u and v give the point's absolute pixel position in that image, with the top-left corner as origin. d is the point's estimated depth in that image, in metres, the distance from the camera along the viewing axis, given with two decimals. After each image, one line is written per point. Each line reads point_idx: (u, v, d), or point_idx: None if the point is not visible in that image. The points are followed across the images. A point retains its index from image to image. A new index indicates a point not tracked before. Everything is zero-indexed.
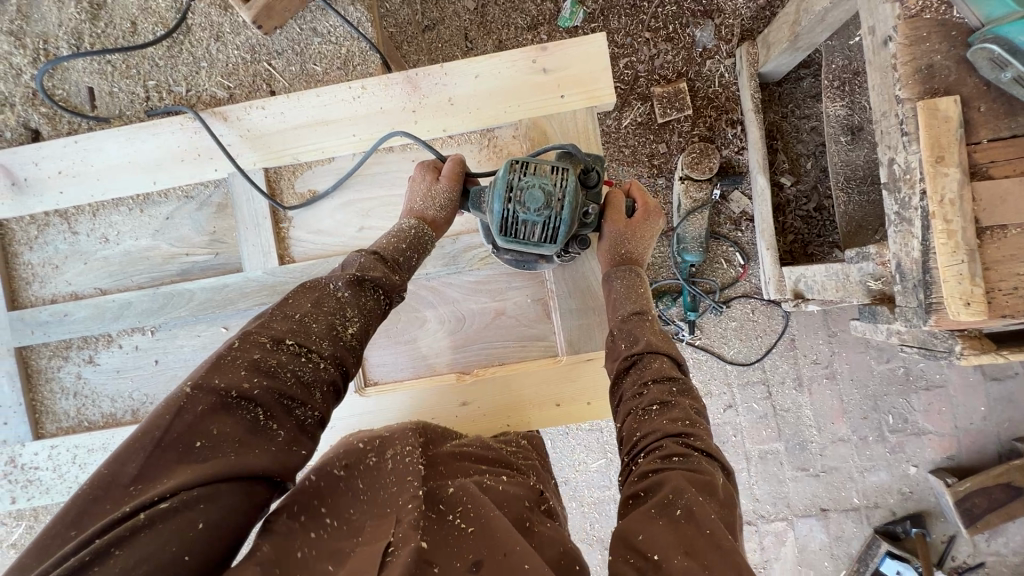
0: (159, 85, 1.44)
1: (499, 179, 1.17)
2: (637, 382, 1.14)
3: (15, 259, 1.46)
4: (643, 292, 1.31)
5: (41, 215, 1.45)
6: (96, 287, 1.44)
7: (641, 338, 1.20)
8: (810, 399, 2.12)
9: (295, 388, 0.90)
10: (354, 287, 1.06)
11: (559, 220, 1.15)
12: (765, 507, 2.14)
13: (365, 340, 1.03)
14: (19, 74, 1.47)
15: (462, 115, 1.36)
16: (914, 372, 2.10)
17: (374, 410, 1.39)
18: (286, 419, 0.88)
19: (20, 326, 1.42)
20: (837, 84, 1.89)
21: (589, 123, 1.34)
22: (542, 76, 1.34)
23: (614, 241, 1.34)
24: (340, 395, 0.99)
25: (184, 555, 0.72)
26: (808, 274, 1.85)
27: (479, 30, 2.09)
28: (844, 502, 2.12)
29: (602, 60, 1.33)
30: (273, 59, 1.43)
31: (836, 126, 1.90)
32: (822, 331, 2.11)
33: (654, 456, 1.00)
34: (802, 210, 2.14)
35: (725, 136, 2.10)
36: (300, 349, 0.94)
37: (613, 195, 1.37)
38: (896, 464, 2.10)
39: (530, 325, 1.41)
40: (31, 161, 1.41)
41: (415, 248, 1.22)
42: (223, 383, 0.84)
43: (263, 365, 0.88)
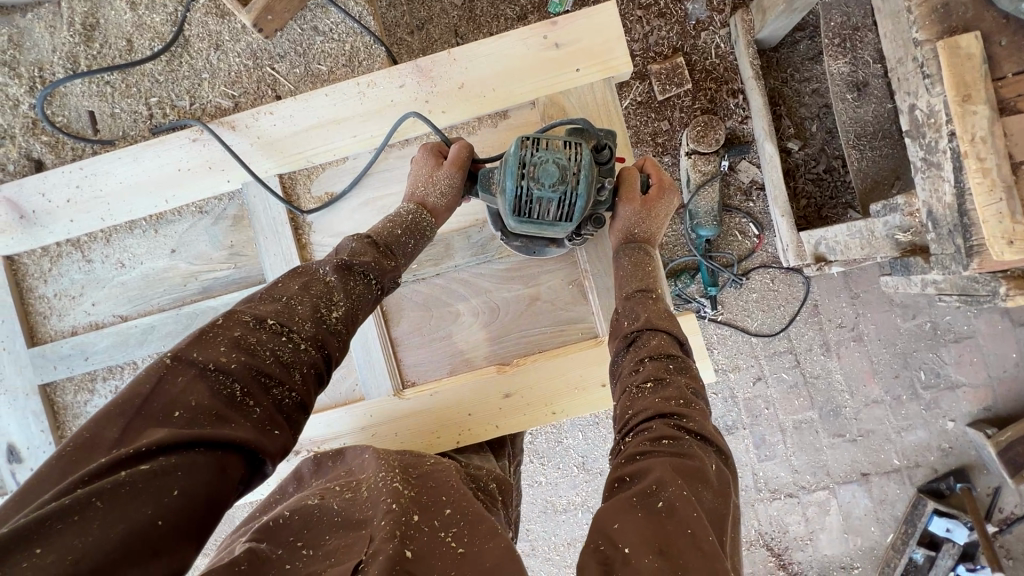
0: (162, 101, 1.41)
1: (510, 156, 1.11)
2: (634, 358, 1.12)
3: (29, 294, 1.41)
4: (650, 272, 1.28)
5: (53, 246, 1.40)
6: (117, 313, 1.40)
7: (641, 314, 1.19)
8: (840, 363, 2.07)
9: (274, 367, 0.89)
10: (342, 271, 1.05)
11: (576, 195, 1.10)
12: (805, 478, 2.09)
13: (350, 324, 1.02)
14: (16, 104, 1.43)
15: (474, 99, 1.32)
16: (942, 326, 2.04)
17: (413, 411, 1.35)
18: (263, 397, 0.86)
19: (42, 362, 1.38)
20: (838, 42, 1.82)
21: (608, 95, 1.31)
22: (555, 51, 1.30)
23: (630, 219, 1.30)
24: (323, 379, 0.97)
25: (156, 520, 0.69)
26: (828, 237, 1.80)
27: (469, 25, 2.00)
28: (885, 465, 2.07)
29: (614, 28, 1.29)
30: (276, 63, 1.39)
31: (841, 83, 1.83)
32: (845, 293, 2.06)
33: (643, 438, 0.98)
34: (813, 172, 2.09)
35: (727, 107, 2.06)
36: (281, 329, 0.93)
37: (627, 171, 1.31)
38: (933, 420, 2.05)
39: (567, 308, 1.36)
40: (39, 192, 1.38)
41: (411, 234, 1.21)
42: (202, 356, 0.85)
43: (243, 343, 0.89)
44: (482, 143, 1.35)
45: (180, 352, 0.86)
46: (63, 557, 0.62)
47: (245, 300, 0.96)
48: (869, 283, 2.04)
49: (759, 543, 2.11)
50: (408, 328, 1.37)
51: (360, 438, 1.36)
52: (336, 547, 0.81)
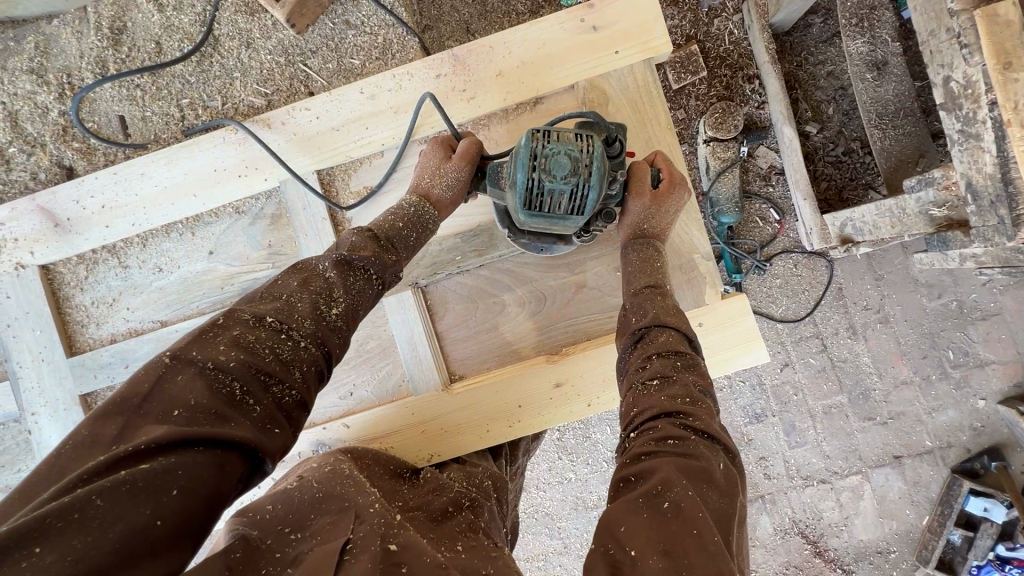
0: (193, 102, 1.39)
1: (520, 148, 1.05)
2: (642, 356, 1.09)
3: (66, 303, 1.39)
4: (659, 267, 1.23)
5: (88, 253, 1.39)
6: (156, 319, 1.38)
7: (648, 309, 1.14)
8: (866, 346, 2.03)
9: (274, 365, 0.85)
10: (342, 267, 1.00)
11: (588, 187, 1.04)
12: (837, 463, 2.04)
13: (350, 320, 0.97)
14: (46, 112, 1.41)
15: (511, 86, 1.30)
16: (968, 304, 2.00)
17: (458, 407, 1.33)
18: (263, 396, 0.83)
19: (82, 371, 1.36)
20: (855, 22, 1.79)
21: (649, 77, 1.29)
22: (593, 34, 1.29)
23: (640, 215, 1.23)
24: (324, 376, 0.94)
25: (156, 520, 0.66)
26: (855, 217, 1.74)
27: (481, 21, 1.88)
28: (917, 447, 2.02)
29: (651, 10, 1.28)
30: (308, 59, 1.38)
31: (860, 63, 1.80)
32: (869, 275, 2.02)
33: (648, 436, 0.95)
34: (832, 155, 2.04)
35: (743, 93, 2.02)
36: (280, 326, 0.89)
37: (636, 166, 1.23)
38: (964, 399, 2.01)
39: (613, 294, 1.34)
40: (73, 200, 1.36)
41: (414, 227, 1.16)
42: (202, 354, 0.82)
43: (244, 341, 0.85)
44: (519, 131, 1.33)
45: (180, 350, 0.83)
46: (63, 558, 0.60)
47: (245, 298, 0.92)
48: (893, 264, 2.00)
49: (793, 532, 2.06)
50: (454, 321, 1.35)
51: (413, 436, 1.33)
52: (319, 530, 0.82)
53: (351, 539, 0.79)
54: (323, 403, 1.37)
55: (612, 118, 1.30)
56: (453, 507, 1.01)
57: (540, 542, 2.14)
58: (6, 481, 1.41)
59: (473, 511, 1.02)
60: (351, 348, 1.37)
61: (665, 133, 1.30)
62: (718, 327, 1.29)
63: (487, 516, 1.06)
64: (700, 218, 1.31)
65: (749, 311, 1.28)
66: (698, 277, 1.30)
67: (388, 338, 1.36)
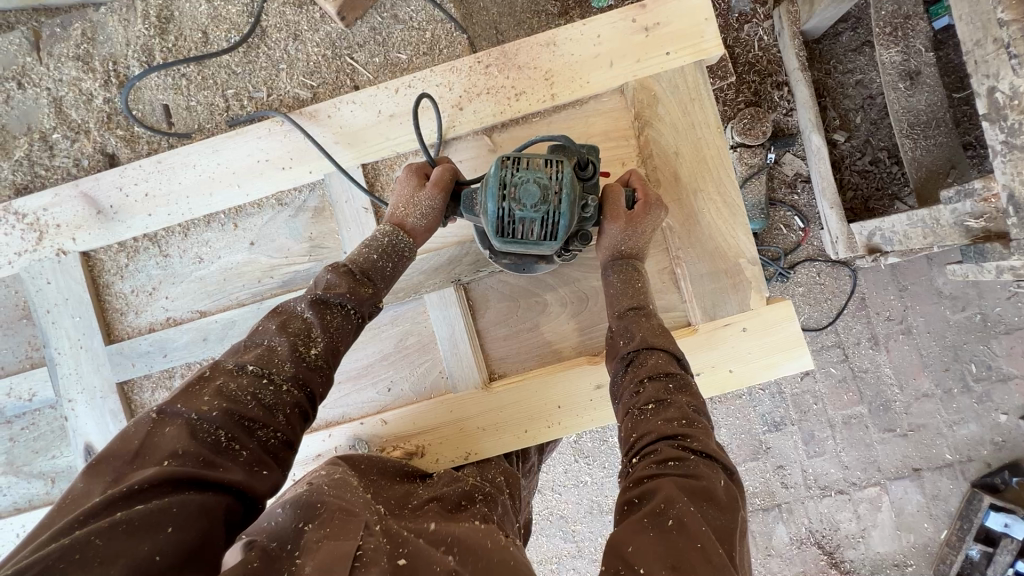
0: (239, 92, 1.39)
1: (490, 176, 1.04)
2: (633, 380, 1.07)
3: (106, 290, 1.39)
4: (641, 288, 1.21)
5: (129, 241, 1.38)
6: (196, 309, 1.37)
7: (635, 332, 1.13)
8: (888, 357, 2.01)
9: (256, 410, 0.88)
10: (319, 306, 1.02)
11: (559, 214, 1.03)
12: (856, 474, 2.02)
13: (332, 359, 1.00)
14: (91, 99, 1.41)
15: (560, 84, 1.30)
16: (992, 318, 1.98)
17: (498, 406, 1.32)
18: (248, 441, 0.86)
19: (120, 360, 1.36)
20: (889, 30, 1.76)
21: (699, 79, 1.29)
22: (643, 34, 1.28)
23: (616, 236, 1.21)
24: (309, 416, 0.97)
25: (155, 555, 0.68)
26: (884, 226, 1.69)
27: (510, 21, 1.78)
28: (936, 460, 2.01)
29: (703, 12, 1.27)
30: (355, 53, 1.38)
31: (892, 73, 1.78)
32: (892, 286, 2.00)
33: (649, 460, 0.95)
34: (858, 164, 2.01)
35: (771, 99, 2.00)
36: (261, 371, 0.92)
37: (609, 190, 1.21)
38: (985, 414, 1.99)
39: (656, 296, 1.33)
40: (116, 187, 1.36)
41: (389, 257, 1.15)
42: (188, 407, 0.84)
43: (228, 391, 0.88)
44: (565, 130, 1.33)
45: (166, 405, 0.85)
46: None
47: (228, 350, 0.96)
48: (917, 275, 1.99)
49: (809, 541, 2.03)
50: (495, 319, 1.34)
51: (448, 433, 1.33)
52: (327, 525, 0.82)
53: (362, 546, 0.78)
54: (360, 397, 1.37)
55: (661, 120, 1.29)
56: (464, 502, 1.05)
57: (555, 544, 2.13)
58: (39, 468, 1.40)
59: (487, 505, 1.07)
60: (390, 344, 1.36)
61: (715, 135, 1.28)
62: (761, 331, 1.28)
63: (500, 510, 1.10)
64: (746, 221, 1.29)
65: (794, 317, 1.27)
66: (744, 281, 1.28)
67: (430, 333, 1.35)
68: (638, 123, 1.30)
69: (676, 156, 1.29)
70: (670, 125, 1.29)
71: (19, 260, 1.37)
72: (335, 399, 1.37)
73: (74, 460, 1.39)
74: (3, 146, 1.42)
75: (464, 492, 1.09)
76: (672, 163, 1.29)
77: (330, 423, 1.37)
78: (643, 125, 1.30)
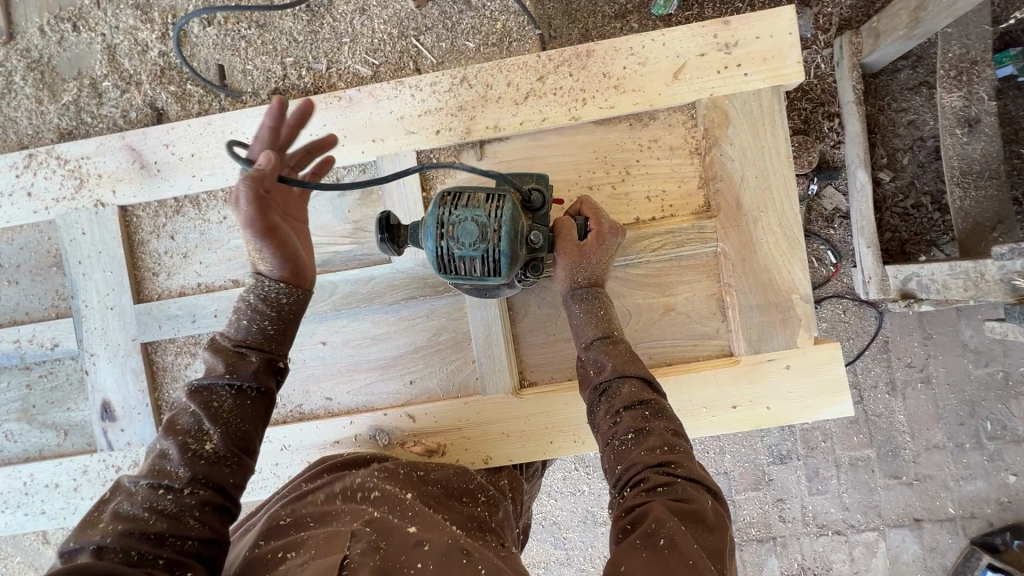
0: (299, 61, 1.35)
1: (428, 216, 1.01)
2: (609, 412, 1.04)
3: (140, 247, 1.36)
4: (608, 316, 1.16)
5: (169, 200, 1.35)
6: (229, 278, 1.34)
7: (607, 362, 1.09)
8: (904, 404, 1.97)
9: (159, 521, 0.84)
10: (200, 393, 0.96)
11: (500, 252, 0.98)
12: (855, 516, 1.99)
13: (231, 445, 0.93)
14: (146, 50, 1.38)
15: (628, 94, 1.25)
16: (1015, 377, 1.94)
17: (528, 414, 1.29)
18: (160, 549, 0.82)
19: (146, 321, 1.33)
20: (955, 73, 1.68)
21: (775, 104, 1.24)
22: (724, 52, 1.24)
23: (568, 273, 1.17)
24: (227, 508, 0.92)
25: None
26: (922, 273, 1.61)
27: (565, 17, 1.74)
28: (939, 512, 1.97)
29: (788, 36, 1.22)
30: (422, 35, 1.34)
31: (951, 117, 1.72)
32: (917, 333, 1.96)
33: (638, 491, 0.92)
34: (900, 207, 1.94)
35: (821, 129, 1.90)
36: (155, 483, 0.88)
37: (560, 223, 1.16)
38: (994, 472, 1.95)
39: (702, 322, 1.29)
40: (162, 144, 1.32)
41: (267, 316, 1.03)
42: (94, 537, 0.82)
43: (124, 512, 0.85)
44: (628, 141, 1.29)
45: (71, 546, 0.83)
46: None
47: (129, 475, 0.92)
48: (944, 325, 1.94)
49: None
50: (532, 325, 1.32)
51: (473, 436, 1.30)
52: (315, 550, 0.86)
53: (349, 555, 0.82)
54: (386, 387, 1.34)
55: (731, 142, 1.25)
56: (467, 496, 1.14)
57: (545, 549, 2.10)
58: (52, 418, 1.39)
59: (489, 508, 1.14)
60: (422, 337, 1.33)
61: (782, 165, 1.24)
62: (804, 370, 1.25)
63: (501, 514, 1.15)
64: (805, 256, 1.24)
65: (839, 359, 1.23)
66: (795, 316, 1.25)
67: (464, 331, 1.32)
68: (706, 142, 1.26)
69: (741, 182, 1.25)
70: (738, 149, 1.25)
71: (56, 207, 1.33)
72: (360, 386, 1.34)
73: (89, 414, 1.37)
74: (52, 87, 1.38)
75: (467, 489, 1.16)
76: (736, 189, 1.25)
77: (351, 410, 1.34)
78: (712, 144, 1.25)
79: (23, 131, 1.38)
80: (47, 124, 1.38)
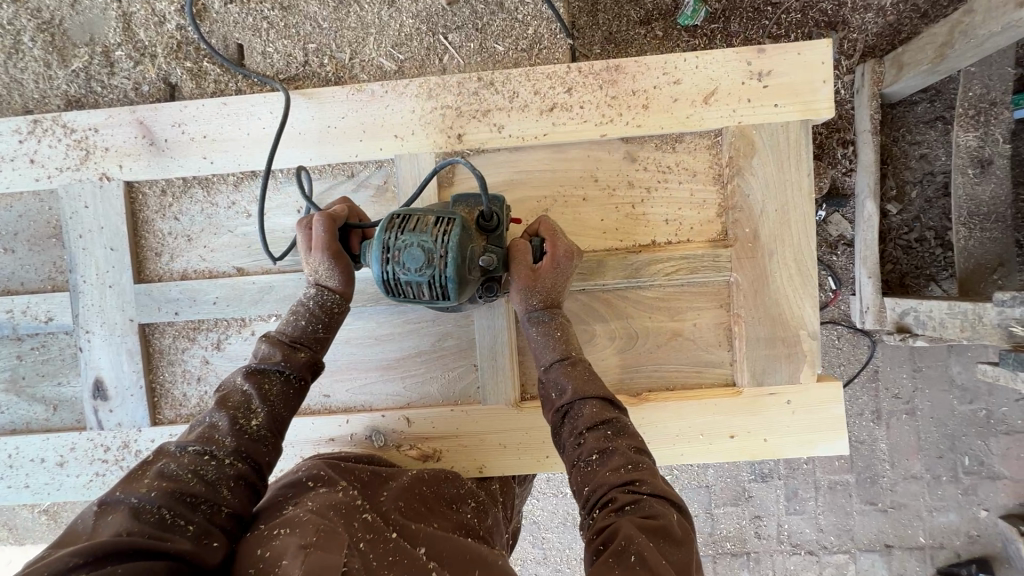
0: (321, 49, 1.31)
1: (375, 239, 1.01)
2: (572, 433, 1.03)
3: (145, 226, 1.32)
4: (566, 337, 1.15)
5: (177, 180, 1.31)
6: (234, 266, 1.32)
7: (568, 384, 1.08)
8: (887, 433, 1.99)
9: (199, 486, 0.88)
10: (255, 376, 1.04)
11: (446, 278, 0.98)
12: (829, 538, 2.02)
13: (275, 426, 1.01)
14: (163, 22, 1.33)
15: (656, 114, 1.23)
16: (996, 416, 1.96)
17: (527, 427, 1.29)
18: (193, 515, 0.85)
19: (146, 302, 1.30)
20: (972, 113, 1.66)
21: (802, 138, 1.23)
22: (756, 82, 1.22)
23: (522, 296, 1.15)
24: (257, 489, 0.96)
25: None
26: (920, 309, 1.58)
27: (589, 18, 1.69)
28: (909, 540, 2.01)
29: (821, 71, 1.21)
30: (450, 33, 1.30)
31: (963, 157, 1.68)
32: (907, 365, 1.96)
33: (606, 512, 0.91)
34: (903, 239, 1.87)
35: (833, 155, 1.83)
36: (202, 450, 0.93)
37: (515, 246, 1.14)
38: (967, 506, 1.98)
39: (707, 350, 1.29)
40: (174, 123, 1.28)
41: (318, 318, 1.11)
42: (131, 493, 0.84)
43: (168, 472, 0.89)
44: (652, 161, 1.27)
45: (107, 497, 0.84)
46: None
47: (182, 436, 0.97)
48: (934, 359, 1.95)
49: None
50: None
51: (469, 444, 1.29)
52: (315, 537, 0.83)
53: (348, 563, 0.80)
54: (386, 388, 1.33)
55: (754, 172, 1.24)
56: (456, 504, 1.13)
57: (522, 547, 2.12)
58: (41, 392, 1.36)
59: (478, 514, 1.14)
60: (426, 342, 1.32)
61: (804, 200, 1.23)
62: (805, 407, 1.26)
63: (490, 521, 1.16)
64: (815, 294, 1.24)
65: (841, 400, 1.24)
66: (800, 353, 1.25)
67: (468, 339, 1.31)
68: (729, 169, 1.25)
69: (760, 214, 1.24)
70: (761, 180, 1.24)
71: (59, 177, 1.29)
72: (359, 385, 1.33)
73: (81, 390, 1.35)
74: (62, 52, 1.33)
75: (459, 494, 1.16)
76: (754, 220, 1.24)
77: (348, 408, 1.33)
78: (734, 173, 1.24)
79: (29, 94, 1.34)
80: (55, 90, 1.33)
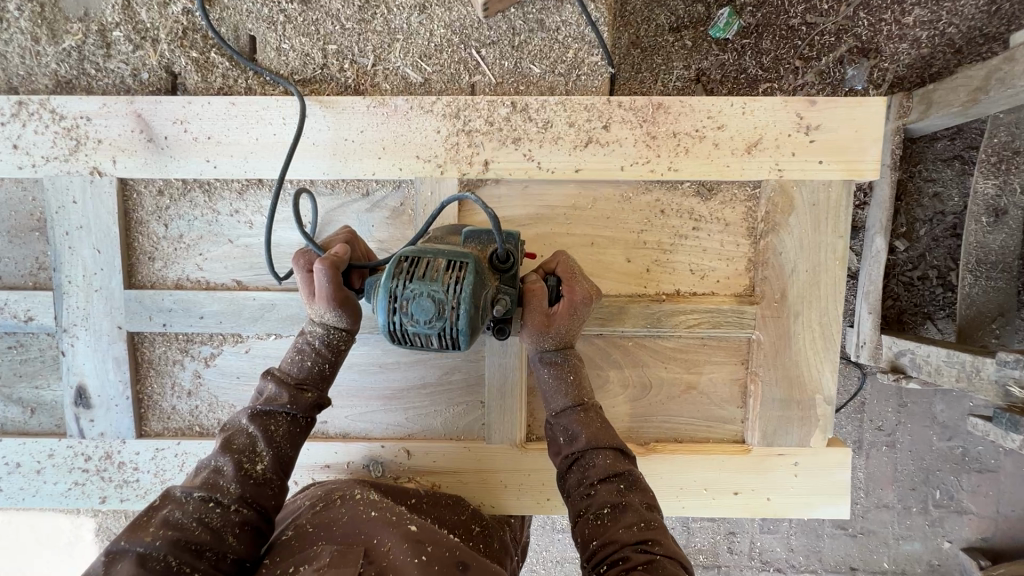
0: (342, 52, 1.20)
1: (381, 285, 0.92)
2: (583, 484, 0.99)
3: (137, 227, 1.23)
4: (579, 381, 1.10)
5: (176, 182, 1.21)
6: (234, 279, 1.24)
7: (580, 432, 1.04)
8: (865, 463, 1.92)
9: (204, 534, 0.84)
10: (260, 418, 0.98)
11: (457, 330, 0.90)
12: (797, 557, 1.99)
13: (281, 468, 0.96)
14: (168, 3, 1.20)
15: (695, 159, 1.17)
16: (971, 454, 1.89)
17: (529, 469, 1.26)
18: (199, 562, 0.81)
19: (135, 310, 1.22)
20: (994, 160, 1.35)
21: (843, 199, 1.18)
22: (804, 135, 1.16)
23: (533, 339, 1.08)
24: (262, 531, 0.91)
25: None
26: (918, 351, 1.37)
27: None
28: (873, 564, 1.98)
29: (873, 129, 1.15)
30: (484, 48, 1.21)
31: (976, 203, 1.39)
32: (893, 400, 1.87)
33: (616, 570, 0.86)
34: (906, 277, 1.60)
35: None
36: (207, 496, 0.88)
37: (530, 289, 1.05)
38: (932, 537, 1.94)
39: (721, 406, 1.27)
40: (174, 120, 1.17)
41: (324, 357, 1.04)
42: (140, 538, 0.80)
43: (174, 519, 0.84)
44: (689, 210, 1.22)
45: (114, 545, 0.80)
46: None
47: (185, 481, 0.92)
48: (920, 395, 1.86)
49: None
50: None
51: (472, 479, 1.26)
52: (327, 558, 0.83)
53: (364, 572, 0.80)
54: (387, 417, 1.28)
55: (790, 231, 1.19)
56: (461, 530, 1.10)
57: None
58: (18, 393, 1.28)
59: (483, 538, 1.12)
60: (433, 374, 1.26)
61: (837, 264, 1.19)
62: (813, 470, 1.25)
63: (500, 546, 1.13)
64: (836, 359, 1.22)
65: (847, 466, 1.24)
66: (814, 417, 1.23)
67: (477, 375, 1.26)
68: (763, 226, 1.20)
69: (791, 274, 1.20)
70: (796, 241, 1.19)
71: (44, 167, 1.18)
72: (359, 412, 1.28)
73: (62, 394, 1.27)
74: (52, 26, 1.20)
75: (467, 520, 1.15)
76: (784, 279, 1.20)
77: (345, 435, 1.28)
78: (769, 230, 1.19)
79: (13, 69, 1.21)
80: (43, 68, 1.21)
